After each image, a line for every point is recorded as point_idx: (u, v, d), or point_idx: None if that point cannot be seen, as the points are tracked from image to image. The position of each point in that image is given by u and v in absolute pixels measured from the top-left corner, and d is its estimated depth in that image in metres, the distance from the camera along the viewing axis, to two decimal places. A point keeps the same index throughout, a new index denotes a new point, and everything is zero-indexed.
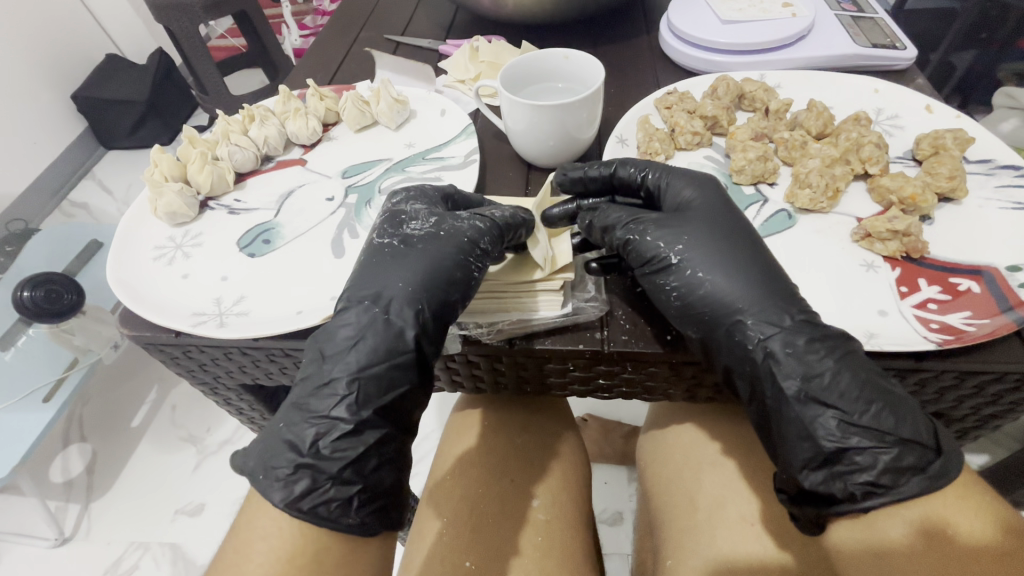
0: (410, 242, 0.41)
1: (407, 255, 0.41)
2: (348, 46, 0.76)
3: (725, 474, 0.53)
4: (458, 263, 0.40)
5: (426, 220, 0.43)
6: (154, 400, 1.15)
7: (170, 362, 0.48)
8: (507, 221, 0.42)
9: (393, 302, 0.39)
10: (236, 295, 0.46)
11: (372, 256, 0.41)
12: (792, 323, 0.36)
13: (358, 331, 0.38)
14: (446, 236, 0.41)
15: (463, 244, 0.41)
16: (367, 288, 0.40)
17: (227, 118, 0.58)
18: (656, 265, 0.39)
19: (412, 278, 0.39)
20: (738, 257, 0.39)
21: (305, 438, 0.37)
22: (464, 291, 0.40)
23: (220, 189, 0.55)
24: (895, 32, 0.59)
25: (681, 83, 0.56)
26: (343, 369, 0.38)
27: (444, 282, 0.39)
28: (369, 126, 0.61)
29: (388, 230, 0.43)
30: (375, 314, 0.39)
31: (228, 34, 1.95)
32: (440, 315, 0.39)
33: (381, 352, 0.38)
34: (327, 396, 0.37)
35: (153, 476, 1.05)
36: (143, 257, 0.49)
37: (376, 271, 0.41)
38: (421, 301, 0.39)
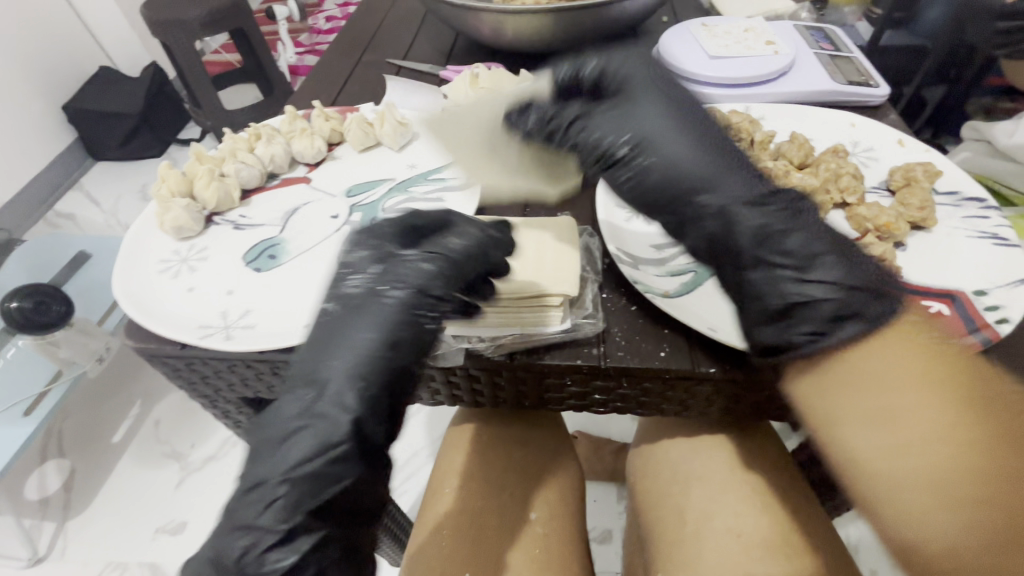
0: (350, 303, 0.38)
1: (350, 321, 0.37)
2: (351, 68, 0.78)
3: (712, 487, 0.54)
4: (406, 327, 0.37)
5: (367, 272, 0.38)
6: (137, 414, 1.13)
7: (173, 374, 0.48)
8: (462, 255, 0.39)
9: (325, 383, 0.36)
10: (242, 309, 0.47)
11: (317, 324, 0.38)
12: (734, 177, 0.43)
13: (293, 419, 0.36)
14: (387, 296, 0.37)
15: (412, 297, 0.37)
16: (309, 364, 0.37)
17: (234, 137, 0.60)
18: (609, 156, 0.46)
19: (354, 346, 0.36)
20: (676, 130, 0.45)
21: (232, 551, 0.35)
22: (415, 354, 0.38)
23: (226, 205, 0.56)
24: (869, 71, 0.63)
25: None
26: (285, 447, 0.35)
27: (389, 349, 0.37)
28: (372, 146, 0.63)
29: (329, 291, 0.38)
30: (311, 400, 0.36)
31: (222, 51, 1.98)
32: (387, 386, 0.37)
33: (319, 443, 0.35)
34: (256, 502, 0.35)
35: (134, 492, 1.03)
36: (149, 270, 0.50)
37: (319, 348, 0.37)
38: (365, 378, 0.36)
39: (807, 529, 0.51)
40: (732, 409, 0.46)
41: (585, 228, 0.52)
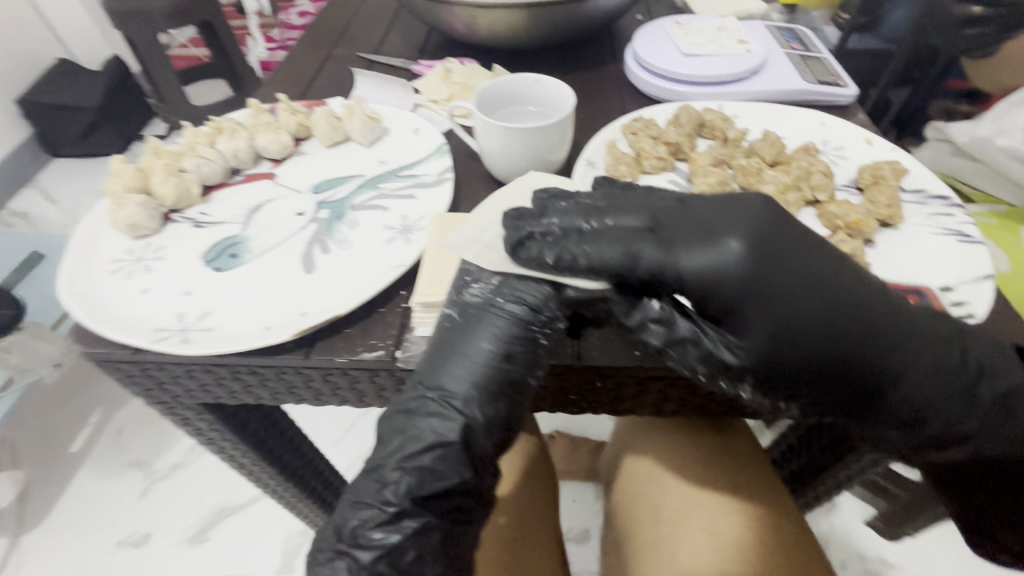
0: (467, 312, 0.40)
1: (468, 333, 0.39)
2: (320, 62, 0.76)
3: (687, 486, 0.54)
4: (518, 338, 0.39)
5: (488, 285, 0.40)
6: (96, 422, 1.08)
7: (126, 381, 0.46)
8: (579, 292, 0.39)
9: (442, 386, 0.39)
10: (202, 311, 0.44)
11: (442, 331, 0.40)
12: (913, 370, 0.35)
13: (412, 415, 0.39)
14: (503, 307, 0.39)
15: (528, 318, 0.39)
16: (428, 366, 0.40)
17: (194, 130, 0.57)
18: (713, 364, 0.36)
19: (472, 354, 0.39)
20: (844, 347, 0.34)
21: (346, 524, 0.39)
22: (525, 369, 0.39)
23: (186, 202, 0.53)
24: (837, 71, 0.64)
25: (646, 110, 0.59)
26: (402, 439, 0.39)
27: (501, 359, 0.39)
28: (341, 142, 0.61)
29: (450, 296, 0.41)
30: (433, 404, 0.39)
31: (189, 44, 1.91)
32: (496, 394, 0.39)
33: (433, 439, 0.38)
34: (374, 481, 0.39)
35: (94, 503, 0.99)
36: (100, 270, 0.47)
37: (437, 351, 0.40)
38: (478, 385, 0.39)
39: (773, 530, 0.51)
40: (706, 409, 0.45)
41: None
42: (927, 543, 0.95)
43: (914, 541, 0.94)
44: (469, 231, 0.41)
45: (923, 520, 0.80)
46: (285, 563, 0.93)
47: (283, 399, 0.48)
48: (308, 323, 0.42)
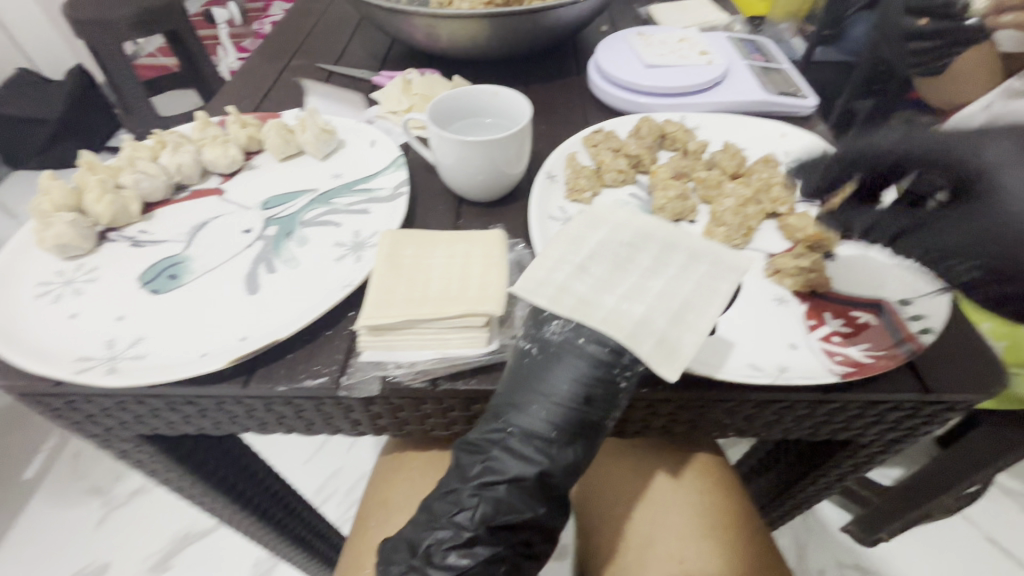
0: (548, 350, 0.37)
1: (550, 374, 0.36)
2: (277, 73, 0.74)
3: (655, 510, 0.52)
4: (597, 382, 0.36)
5: (568, 326, 0.37)
6: (53, 447, 1.05)
7: (52, 415, 0.42)
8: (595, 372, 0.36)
9: (525, 425, 0.36)
10: (133, 337, 0.41)
11: (517, 365, 0.37)
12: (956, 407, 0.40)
13: (491, 448, 0.37)
14: (584, 349, 0.36)
15: (608, 366, 0.36)
16: (504, 400, 0.37)
17: (135, 144, 0.54)
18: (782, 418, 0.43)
19: (553, 395, 0.36)
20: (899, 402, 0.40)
21: (420, 542, 0.38)
22: (606, 412, 0.37)
23: (124, 220, 0.50)
24: (798, 82, 0.64)
25: (608, 122, 0.58)
26: (482, 466, 0.37)
27: (581, 402, 0.36)
28: (294, 155, 0.58)
29: (530, 330, 0.38)
30: (513, 443, 0.37)
31: (158, 53, 1.87)
32: (573, 434, 0.37)
33: (510, 475, 0.36)
34: (450, 504, 0.38)
35: (50, 532, 0.95)
36: (24, 295, 0.44)
37: (515, 386, 0.37)
38: (558, 426, 0.36)
39: (739, 548, 0.50)
40: (670, 428, 0.44)
41: (516, 241, 0.49)
42: (903, 551, 0.94)
43: (889, 548, 0.94)
44: (536, 270, 0.37)
45: (896, 525, 0.80)
46: None
47: (226, 429, 0.45)
48: (245, 350, 0.39)
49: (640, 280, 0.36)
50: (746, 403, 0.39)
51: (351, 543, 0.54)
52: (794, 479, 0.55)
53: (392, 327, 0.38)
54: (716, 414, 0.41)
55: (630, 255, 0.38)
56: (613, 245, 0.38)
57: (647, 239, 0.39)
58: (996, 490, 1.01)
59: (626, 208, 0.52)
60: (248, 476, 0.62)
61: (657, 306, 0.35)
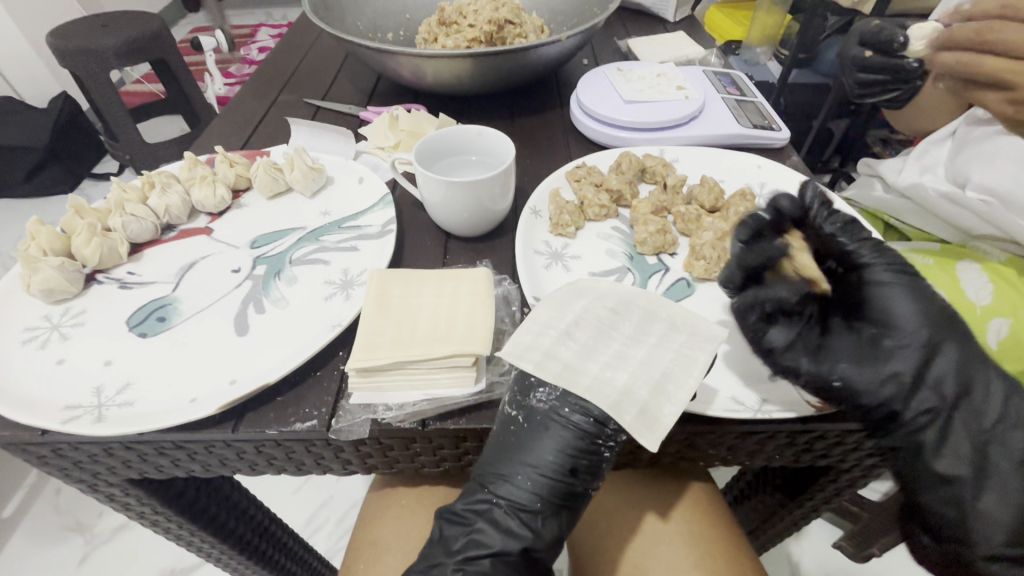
0: (535, 419, 0.38)
1: (534, 447, 0.38)
2: (265, 109, 0.75)
3: (648, 538, 0.53)
4: (582, 452, 0.38)
5: (556, 400, 0.38)
6: (33, 483, 1.02)
7: (38, 463, 0.42)
8: (586, 452, 0.38)
9: (511, 496, 0.38)
10: (121, 383, 0.41)
11: (501, 433, 0.39)
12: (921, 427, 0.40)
13: (476, 518, 0.39)
14: (569, 420, 0.38)
15: (589, 440, 0.38)
16: (490, 470, 0.39)
17: (123, 186, 0.55)
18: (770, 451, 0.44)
19: (539, 466, 0.38)
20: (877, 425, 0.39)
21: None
22: (588, 479, 0.39)
23: (112, 262, 0.51)
24: (771, 115, 0.67)
25: (590, 157, 0.60)
26: (468, 539, 0.39)
27: (566, 471, 0.38)
28: (282, 193, 0.59)
29: (516, 399, 0.39)
30: (497, 512, 0.38)
31: (144, 80, 1.88)
32: (555, 504, 0.38)
33: (495, 549, 0.38)
34: None
35: (31, 572, 0.93)
36: (10, 341, 0.44)
37: (501, 456, 0.38)
38: (542, 497, 0.38)
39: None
40: (658, 460, 0.45)
41: (503, 276, 0.50)
42: (894, 564, 0.95)
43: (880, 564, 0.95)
44: (523, 335, 0.39)
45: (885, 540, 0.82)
46: None
47: (216, 472, 0.45)
48: (235, 394, 0.39)
49: (623, 347, 0.38)
50: (729, 435, 0.40)
51: None
52: (780, 505, 0.56)
53: (381, 368, 0.39)
54: (700, 446, 0.42)
55: (614, 322, 0.40)
56: (598, 312, 0.40)
57: (629, 307, 0.40)
58: None
59: (609, 241, 0.53)
60: (239, 515, 0.61)
61: (639, 374, 0.37)
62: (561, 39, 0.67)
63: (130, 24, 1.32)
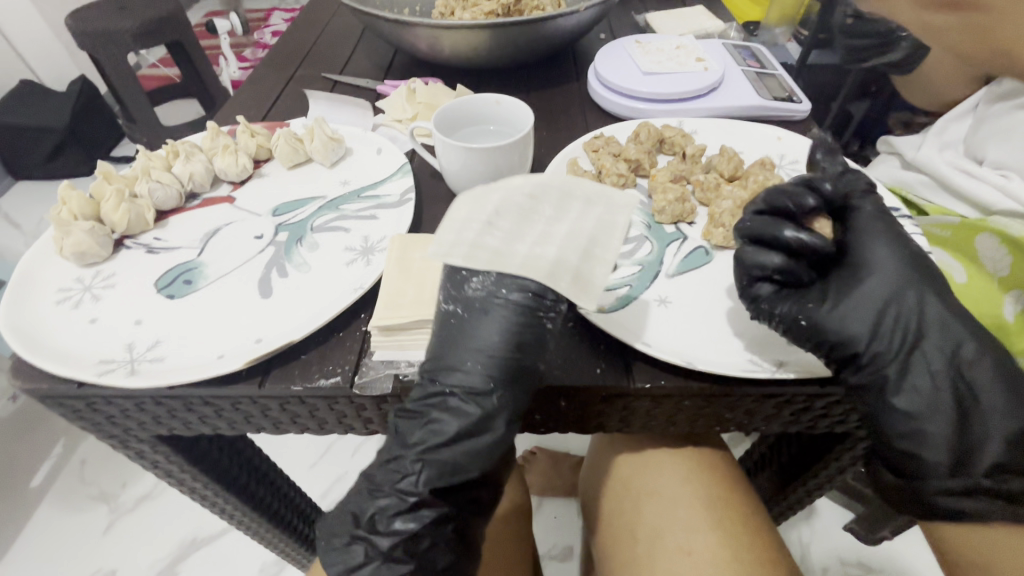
0: (473, 306, 0.38)
1: (476, 332, 0.38)
2: (284, 83, 0.75)
3: (664, 503, 0.54)
4: (523, 325, 0.37)
5: (489, 284, 0.38)
6: (59, 454, 1.06)
7: (72, 417, 0.44)
8: (525, 325, 0.37)
9: (462, 382, 0.37)
10: (152, 340, 0.43)
11: (443, 326, 0.38)
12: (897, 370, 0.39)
13: (431, 410, 0.38)
14: (509, 299, 0.37)
15: (528, 315, 0.37)
16: (438, 362, 0.38)
17: (148, 154, 0.56)
18: (765, 417, 0.44)
19: (483, 349, 0.37)
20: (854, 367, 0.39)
21: (364, 512, 0.40)
22: (536, 354, 0.38)
23: (138, 228, 0.52)
24: (792, 87, 0.66)
25: (608, 128, 0.60)
26: (423, 429, 0.38)
27: (513, 348, 0.37)
28: (303, 163, 0.60)
29: (450, 292, 0.38)
30: (447, 403, 0.38)
31: (160, 65, 1.90)
32: (508, 382, 0.37)
33: (450, 435, 0.37)
34: (393, 471, 0.39)
35: (58, 538, 0.96)
36: (45, 300, 0.46)
37: (446, 349, 0.38)
38: (494, 376, 0.37)
39: (746, 538, 0.51)
40: (675, 424, 0.45)
41: None
42: (904, 545, 0.96)
43: (890, 547, 0.95)
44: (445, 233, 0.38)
45: (895, 522, 0.82)
46: None
47: (241, 429, 0.46)
48: (262, 351, 0.41)
49: (546, 228, 0.38)
50: (746, 398, 0.41)
51: None
52: (794, 474, 0.56)
53: (404, 327, 0.40)
54: (717, 409, 0.42)
55: (534, 207, 0.39)
56: (517, 198, 0.39)
57: (545, 191, 0.39)
58: None
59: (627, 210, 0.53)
60: (259, 479, 0.63)
61: (568, 245, 0.37)
62: (579, 10, 0.66)
63: (147, 6, 1.33)
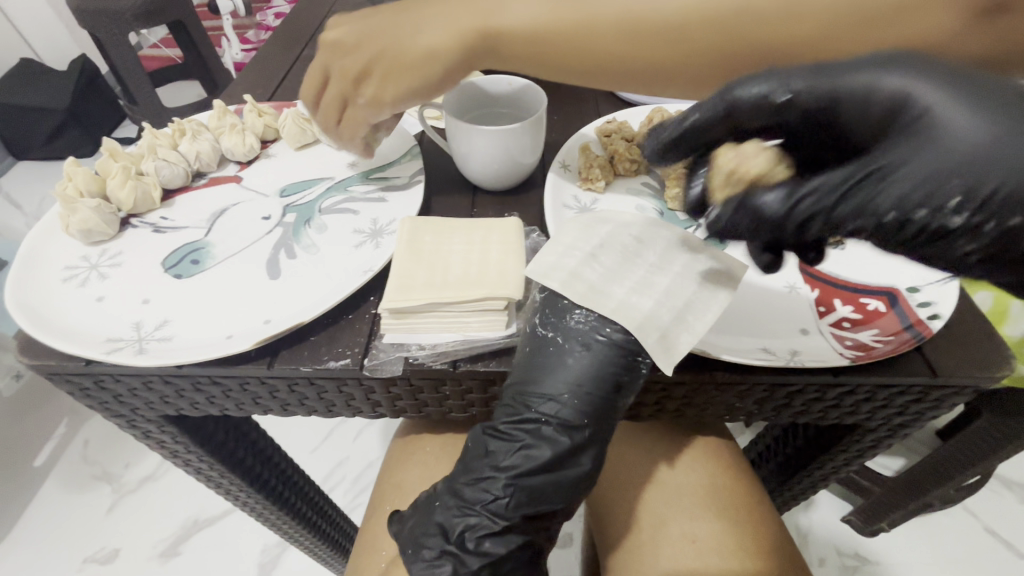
0: (572, 338, 0.38)
1: (573, 365, 0.38)
2: (290, 63, 0.74)
3: (667, 491, 0.54)
4: (622, 368, 0.38)
5: (593, 322, 0.38)
6: (62, 435, 1.06)
7: (79, 394, 0.43)
8: (626, 370, 0.38)
9: (559, 413, 0.38)
10: (160, 319, 0.43)
11: (534, 352, 0.39)
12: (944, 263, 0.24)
13: (524, 436, 0.39)
14: (610, 338, 0.38)
15: (627, 358, 0.38)
16: (528, 388, 0.39)
17: (154, 132, 0.55)
18: (778, 407, 0.43)
19: (581, 384, 0.38)
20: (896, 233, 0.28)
21: (453, 527, 0.40)
22: (628, 395, 0.39)
23: (145, 206, 0.51)
24: None
25: (620, 113, 0.59)
26: (512, 454, 0.39)
27: (608, 387, 0.38)
28: (311, 144, 0.59)
29: (550, 319, 0.39)
30: (537, 431, 0.38)
31: (161, 45, 1.87)
32: (599, 419, 0.39)
33: (542, 464, 0.38)
34: (483, 491, 0.39)
35: (60, 518, 0.97)
36: (51, 278, 0.45)
37: (537, 375, 0.39)
38: (587, 412, 0.38)
39: (751, 526, 0.52)
40: (685, 413, 0.45)
41: (531, 227, 0.50)
42: (903, 536, 0.96)
43: (888, 537, 0.96)
44: (548, 256, 0.40)
45: (894, 514, 0.82)
46: None
47: (249, 410, 0.46)
48: (271, 331, 0.40)
49: (647, 275, 0.39)
50: (758, 387, 0.41)
51: (368, 522, 0.55)
52: (801, 466, 0.56)
53: (414, 311, 0.39)
54: (729, 397, 0.42)
55: (638, 250, 0.40)
56: (623, 238, 0.41)
57: (654, 236, 0.41)
58: (996, 481, 1.02)
59: (639, 196, 0.53)
60: (264, 462, 0.63)
61: (663, 301, 0.38)
62: None
63: None
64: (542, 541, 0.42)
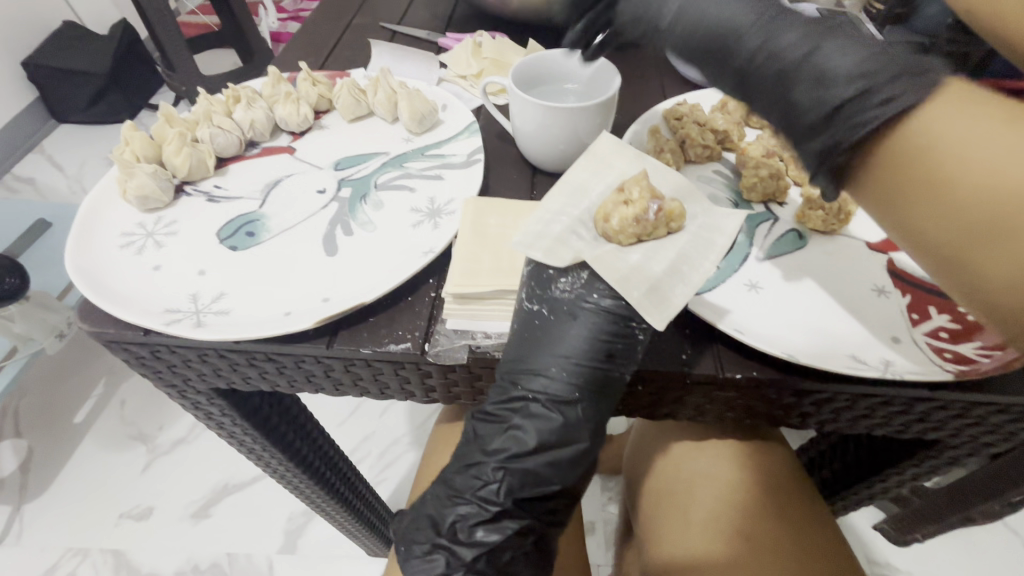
0: (560, 310, 0.37)
1: (558, 336, 0.37)
2: (340, 31, 0.72)
3: (719, 490, 0.53)
4: (613, 337, 0.36)
5: (577, 290, 0.37)
6: (100, 394, 1.09)
7: (135, 363, 0.43)
8: (611, 336, 0.36)
9: (547, 389, 0.37)
10: (216, 293, 0.41)
11: (522, 328, 0.37)
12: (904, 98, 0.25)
13: (512, 415, 0.38)
14: (599, 305, 0.36)
15: (616, 326, 0.36)
16: (518, 366, 0.37)
17: (209, 98, 0.54)
18: (853, 417, 0.41)
19: (570, 356, 0.36)
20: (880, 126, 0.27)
21: (443, 519, 0.39)
22: (623, 365, 0.36)
23: (199, 174, 0.50)
24: None
25: (690, 95, 0.56)
26: (503, 436, 0.38)
27: (600, 358, 0.36)
28: (364, 116, 0.57)
29: (536, 293, 0.37)
30: (522, 408, 0.37)
31: (199, 11, 1.85)
32: (593, 395, 0.37)
33: (533, 443, 0.37)
34: (473, 478, 0.38)
35: (98, 475, 1.00)
36: (110, 244, 0.45)
37: (528, 351, 0.37)
38: (580, 386, 0.37)
39: (804, 534, 0.50)
40: (748, 419, 0.43)
41: None
42: (938, 551, 0.93)
43: (921, 550, 0.93)
44: (533, 223, 0.37)
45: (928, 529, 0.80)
46: (288, 543, 0.94)
47: (300, 388, 0.45)
48: (332, 312, 0.39)
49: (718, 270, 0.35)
50: (840, 396, 0.38)
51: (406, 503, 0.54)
52: (863, 474, 0.54)
53: (480, 297, 0.38)
54: (804, 406, 0.39)
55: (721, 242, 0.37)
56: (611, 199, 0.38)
57: None
58: None
59: (712, 185, 0.50)
60: (304, 436, 0.62)
61: (654, 254, 0.35)
62: None
63: None
64: (543, 526, 0.40)
